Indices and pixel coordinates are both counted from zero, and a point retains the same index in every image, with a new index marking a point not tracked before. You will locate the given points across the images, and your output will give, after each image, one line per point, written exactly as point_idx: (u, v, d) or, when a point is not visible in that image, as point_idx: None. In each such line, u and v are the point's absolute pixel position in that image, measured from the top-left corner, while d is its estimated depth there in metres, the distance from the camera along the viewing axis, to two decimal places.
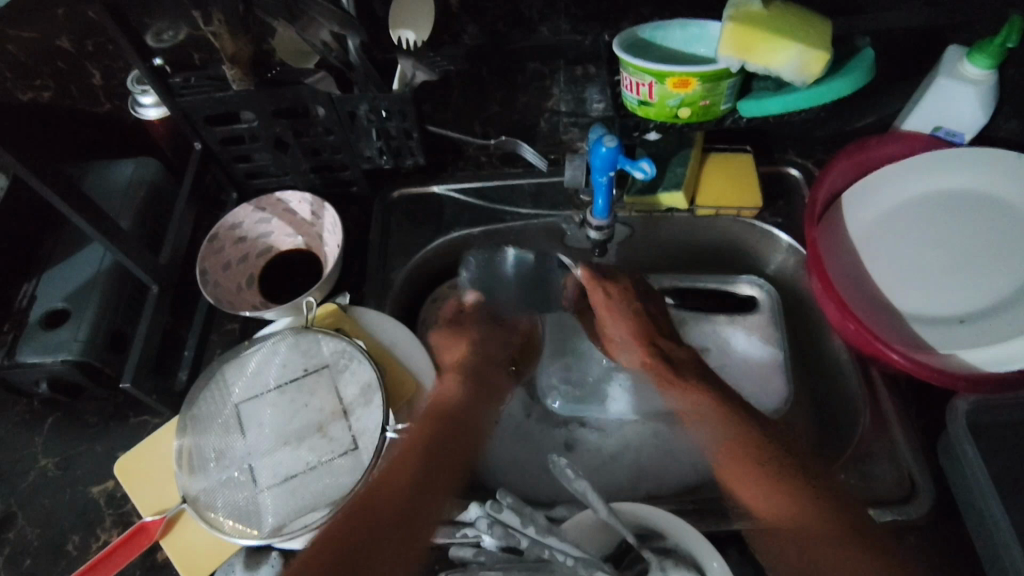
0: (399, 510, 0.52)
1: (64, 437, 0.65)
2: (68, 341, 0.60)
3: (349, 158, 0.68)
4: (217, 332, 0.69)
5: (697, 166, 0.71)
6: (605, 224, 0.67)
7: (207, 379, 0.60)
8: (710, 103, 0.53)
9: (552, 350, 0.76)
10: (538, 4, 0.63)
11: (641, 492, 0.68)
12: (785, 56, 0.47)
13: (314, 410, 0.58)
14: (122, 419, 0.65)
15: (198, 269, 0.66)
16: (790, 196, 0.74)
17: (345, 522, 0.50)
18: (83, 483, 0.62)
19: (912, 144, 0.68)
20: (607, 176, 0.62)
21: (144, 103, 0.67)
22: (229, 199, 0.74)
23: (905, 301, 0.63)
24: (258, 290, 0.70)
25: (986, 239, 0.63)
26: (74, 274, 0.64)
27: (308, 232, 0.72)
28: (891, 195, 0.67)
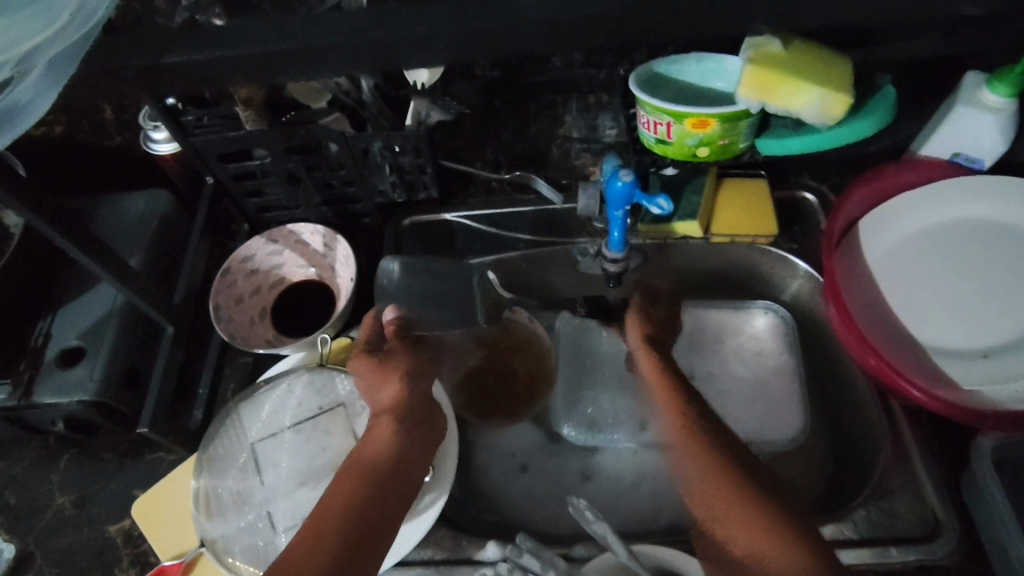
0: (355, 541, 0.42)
1: (80, 475, 0.65)
2: (83, 381, 0.60)
3: (362, 192, 0.68)
4: (230, 365, 0.69)
5: (711, 193, 0.69)
6: (620, 256, 0.67)
7: (222, 420, 0.60)
8: (729, 143, 0.56)
9: (564, 372, 0.75)
10: None
11: (661, 525, 0.67)
12: (807, 99, 0.48)
13: (330, 451, 0.58)
14: (137, 457, 0.65)
15: (211, 305, 0.66)
16: (805, 222, 0.73)
17: (275, 574, 0.38)
18: (100, 522, 0.62)
19: (931, 171, 0.67)
20: (623, 210, 0.62)
21: (156, 138, 0.66)
22: (241, 230, 0.73)
23: (925, 334, 0.63)
24: (271, 323, 0.70)
25: (1005, 270, 0.63)
26: (88, 312, 0.64)
27: (320, 264, 0.72)
28: (907, 224, 0.67)
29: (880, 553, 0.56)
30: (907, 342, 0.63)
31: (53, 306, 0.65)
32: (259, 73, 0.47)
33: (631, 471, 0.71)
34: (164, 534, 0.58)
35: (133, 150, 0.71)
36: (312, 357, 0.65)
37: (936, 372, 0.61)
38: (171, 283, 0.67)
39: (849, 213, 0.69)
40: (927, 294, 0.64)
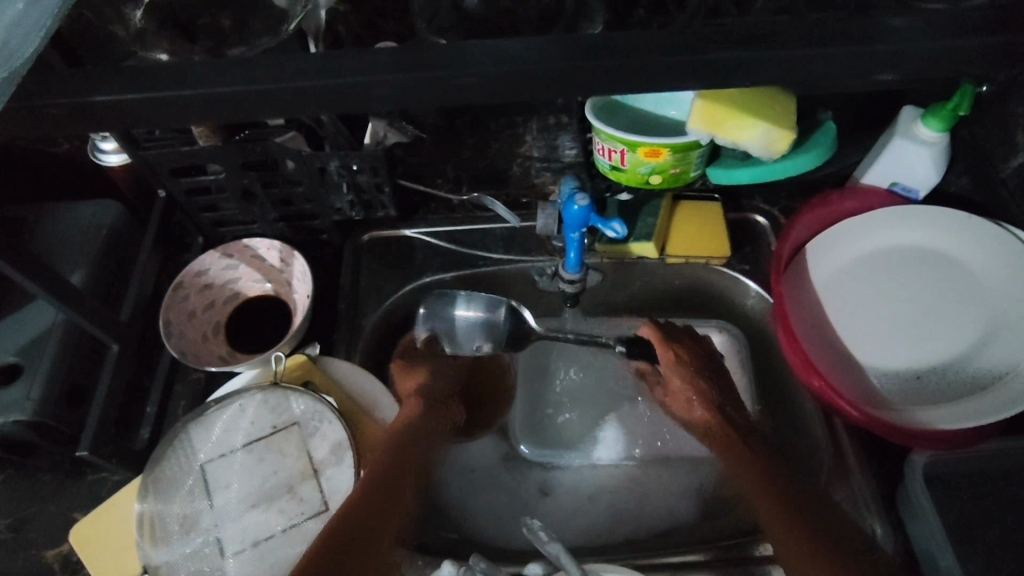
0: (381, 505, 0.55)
1: (16, 497, 0.62)
2: (20, 401, 0.57)
3: (320, 209, 0.67)
4: (181, 382, 0.67)
5: (666, 215, 0.71)
6: (577, 277, 0.68)
7: (170, 441, 0.58)
8: (681, 172, 0.57)
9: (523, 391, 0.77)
10: None
11: (618, 539, 0.68)
12: (753, 134, 0.50)
13: (282, 471, 0.57)
14: (78, 478, 0.63)
15: (160, 320, 0.64)
16: (755, 243, 0.76)
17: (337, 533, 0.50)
18: (37, 547, 0.60)
19: (871, 198, 0.70)
20: (579, 232, 0.63)
21: (105, 149, 0.65)
22: (195, 243, 0.72)
23: (866, 354, 0.66)
24: (225, 338, 0.68)
25: (938, 295, 0.66)
26: (23, 328, 0.61)
27: (276, 278, 0.71)
28: (851, 249, 0.70)
29: None
30: (850, 362, 0.66)
31: None
32: (211, 117, 0.42)
33: (589, 484, 0.72)
34: (104, 560, 0.56)
35: (82, 160, 0.69)
36: (265, 375, 0.63)
37: (874, 391, 0.64)
38: (119, 300, 0.65)
39: (797, 236, 0.71)
40: (870, 315, 0.67)
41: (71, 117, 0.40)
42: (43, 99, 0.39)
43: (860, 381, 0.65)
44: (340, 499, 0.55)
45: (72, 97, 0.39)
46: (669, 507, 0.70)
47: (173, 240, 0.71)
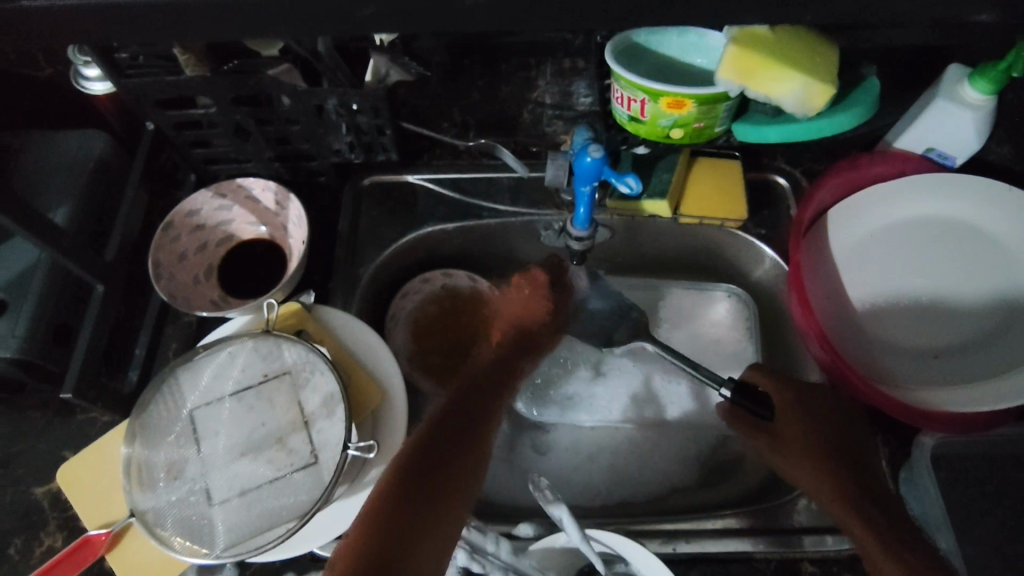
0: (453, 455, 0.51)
1: (5, 433, 0.61)
2: (4, 337, 0.55)
3: (317, 149, 0.64)
4: (172, 324, 0.65)
5: (683, 172, 0.67)
6: (584, 235, 0.64)
7: (159, 384, 0.57)
8: (705, 126, 0.53)
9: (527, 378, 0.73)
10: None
11: (618, 501, 0.67)
12: (789, 87, 0.46)
13: (273, 422, 0.56)
14: (67, 417, 0.62)
15: (150, 261, 0.62)
16: (775, 205, 0.71)
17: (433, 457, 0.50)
18: (26, 483, 0.59)
19: (903, 163, 0.66)
20: (591, 186, 0.59)
21: (88, 75, 0.61)
22: (187, 180, 0.69)
23: (882, 332, 0.63)
24: (217, 282, 0.66)
25: (964, 270, 0.63)
26: (5, 264, 0.58)
27: (271, 222, 0.68)
28: (876, 217, 0.66)
29: (817, 541, 0.57)
30: (861, 338, 0.64)
31: None
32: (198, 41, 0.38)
33: (590, 443, 0.71)
34: (90, 501, 0.55)
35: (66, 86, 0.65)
36: (256, 322, 0.61)
37: (893, 370, 0.62)
38: (107, 237, 0.62)
39: (820, 200, 0.67)
40: (889, 291, 0.64)
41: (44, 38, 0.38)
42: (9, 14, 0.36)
43: (870, 358, 0.63)
44: (329, 453, 0.53)
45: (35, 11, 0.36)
46: (665, 471, 0.69)
47: (164, 176, 0.68)
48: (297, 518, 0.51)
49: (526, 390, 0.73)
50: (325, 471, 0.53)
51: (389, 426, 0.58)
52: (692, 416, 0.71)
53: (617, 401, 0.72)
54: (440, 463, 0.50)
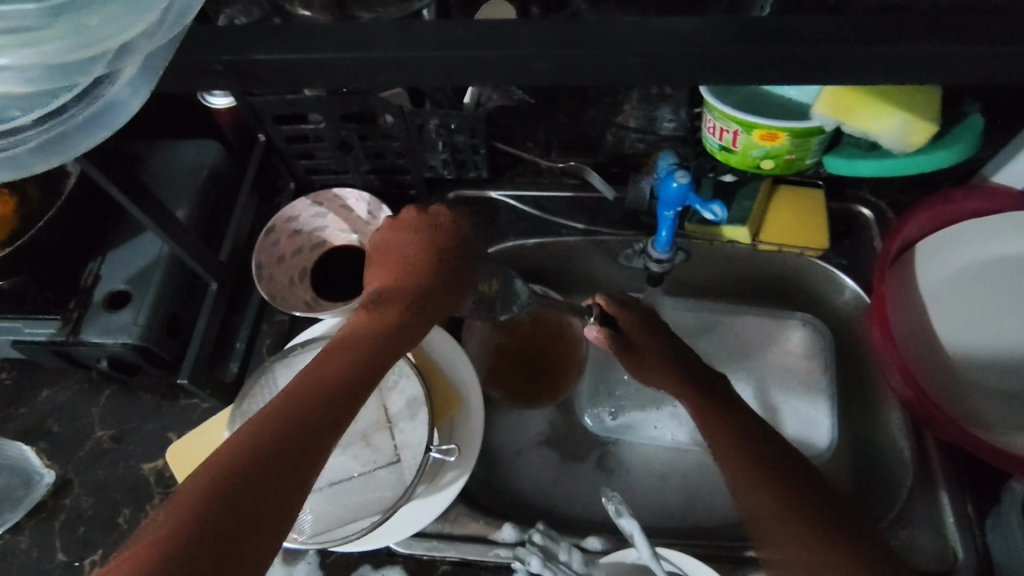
0: (309, 410, 0.40)
1: (119, 411, 0.68)
2: (128, 325, 0.61)
3: (411, 164, 0.67)
4: (267, 321, 0.70)
5: (764, 200, 0.67)
6: (666, 257, 0.65)
7: (259, 377, 0.61)
8: (795, 159, 0.54)
9: (591, 397, 0.75)
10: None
11: (687, 523, 0.67)
12: (888, 124, 0.47)
13: (359, 419, 0.60)
14: (173, 401, 0.67)
15: (254, 262, 0.67)
16: (858, 236, 0.70)
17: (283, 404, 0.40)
18: (136, 459, 0.65)
19: (1002, 201, 0.64)
20: (675, 211, 0.60)
21: (213, 92, 0.66)
22: (287, 188, 0.74)
23: (956, 374, 0.62)
24: (310, 285, 0.71)
25: None
26: (131, 259, 0.64)
27: (362, 231, 0.72)
28: (971, 253, 0.64)
29: None
30: (927, 379, 0.63)
31: (100, 248, 0.66)
32: None
33: (658, 461, 0.72)
34: None
35: (188, 98, 0.71)
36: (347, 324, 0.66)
37: (982, 411, 0.61)
38: (219, 238, 0.68)
39: (908, 235, 0.66)
40: (965, 333, 0.63)
41: (230, 74, 0.38)
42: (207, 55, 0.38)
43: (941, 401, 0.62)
44: (410, 452, 0.57)
45: (233, 54, 0.37)
46: (734, 496, 0.69)
47: (269, 184, 0.73)
48: (381, 511, 0.55)
49: (591, 407, 0.74)
50: (407, 470, 0.56)
51: (466, 432, 0.61)
52: None
53: (686, 421, 0.73)
54: (309, 402, 0.40)
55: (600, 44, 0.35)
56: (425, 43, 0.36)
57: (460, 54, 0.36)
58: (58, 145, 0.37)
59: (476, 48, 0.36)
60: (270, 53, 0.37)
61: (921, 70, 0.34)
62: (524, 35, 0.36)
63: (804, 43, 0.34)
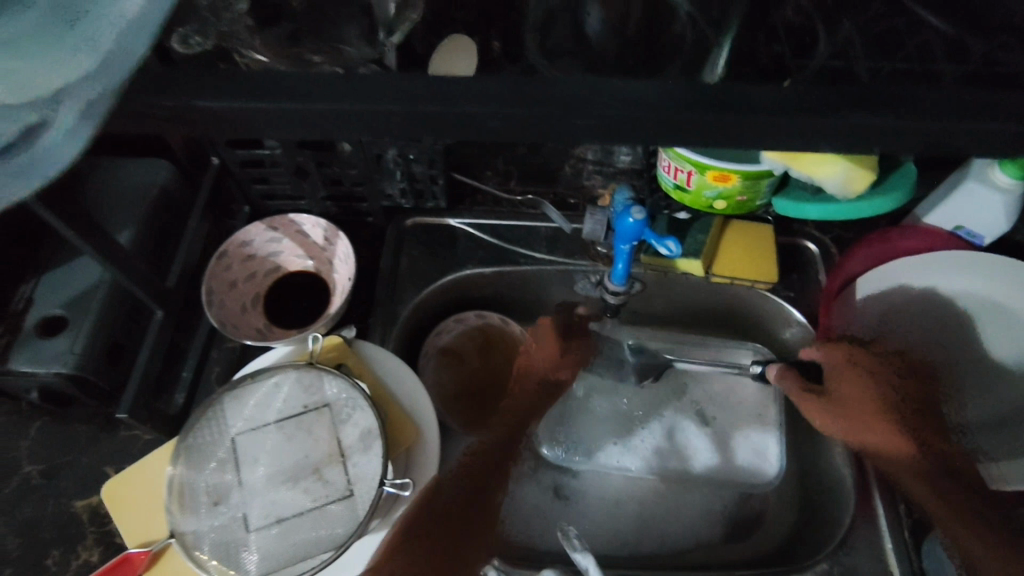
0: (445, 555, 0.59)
1: (51, 445, 0.64)
2: (63, 353, 0.58)
3: (370, 193, 0.67)
4: (217, 348, 0.68)
5: (716, 234, 0.70)
6: (621, 290, 0.66)
7: (207, 408, 0.59)
8: (747, 200, 0.57)
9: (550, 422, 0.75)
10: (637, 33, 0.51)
11: (644, 551, 0.68)
12: (833, 170, 0.49)
13: (311, 451, 0.58)
14: (111, 433, 0.64)
15: (203, 288, 0.64)
16: (804, 269, 0.73)
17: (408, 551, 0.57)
18: (67, 496, 0.62)
19: (932, 239, 0.68)
20: (630, 245, 0.61)
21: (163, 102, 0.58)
22: (240, 212, 0.72)
23: (955, 378, 0.65)
24: (263, 312, 0.69)
25: (988, 344, 0.64)
26: (68, 283, 0.61)
27: (318, 257, 0.71)
28: (908, 286, 0.66)
29: None
30: None
31: (35, 272, 0.62)
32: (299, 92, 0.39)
33: (616, 489, 0.72)
34: (131, 519, 0.57)
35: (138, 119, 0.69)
36: (300, 353, 0.64)
37: None
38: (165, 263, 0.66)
39: (849, 270, 0.70)
40: (951, 341, 0.66)
41: (179, 116, 0.37)
42: (145, 96, 0.35)
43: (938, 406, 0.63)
44: (363, 486, 0.55)
45: (182, 97, 0.35)
46: (690, 525, 0.70)
47: (220, 207, 0.71)
48: (330, 551, 0.53)
49: (545, 432, 0.74)
50: (359, 505, 0.55)
51: (421, 464, 0.60)
52: (714, 470, 0.73)
53: (640, 450, 0.73)
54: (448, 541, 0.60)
55: (559, 93, 0.36)
56: (385, 84, 0.36)
57: (421, 98, 0.36)
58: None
59: (437, 93, 0.36)
60: (222, 95, 0.36)
61: (858, 132, 0.36)
62: (491, 85, 0.37)
63: (752, 103, 0.35)
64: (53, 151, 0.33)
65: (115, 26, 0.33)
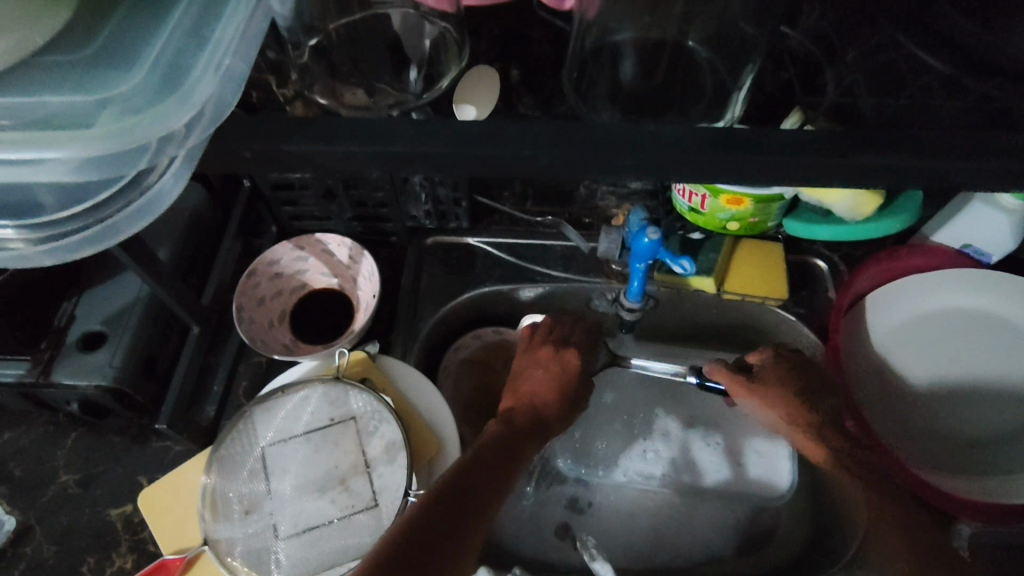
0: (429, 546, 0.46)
1: (86, 456, 0.66)
2: (103, 366, 0.61)
3: (394, 214, 0.70)
4: (245, 362, 0.71)
5: (728, 252, 0.72)
6: (637, 306, 0.68)
7: (238, 420, 0.62)
8: (759, 221, 0.59)
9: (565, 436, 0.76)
10: (652, 66, 0.53)
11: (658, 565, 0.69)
12: (839, 198, 0.52)
13: (338, 462, 0.60)
14: (144, 444, 0.67)
15: (234, 305, 0.67)
16: (814, 287, 0.75)
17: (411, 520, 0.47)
18: (101, 504, 0.64)
19: (939, 257, 0.69)
20: (645, 263, 0.64)
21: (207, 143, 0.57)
22: (268, 232, 0.75)
23: (968, 396, 0.66)
24: (290, 328, 0.71)
25: (995, 359, 0.66)
26: (107, 300, 0.64)
27: (343, 275, 0.73)
28: (912, 304, 0.69)
29: None
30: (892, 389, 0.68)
31: (74, 289, 0.65)
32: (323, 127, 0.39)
33: (632, 502, 0.73)
34: (165, 527, 0.59)
35: None
36: (325, 368, 0.66)
37: (931, 458, 0.65)
38: (199, 281, 0.68)
39: (858, 287, 0.71)
40: (962, 357, 0.67)
41: None
42: None
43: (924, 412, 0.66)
44: (388, 497, 0.58)
45: None
46: (705, 537, 0.71)
47: (249, 227, 0.74)
48: (358, 560, 0.55)
49: (562, 445, 0.76)
50: (385, 515, 0.57)
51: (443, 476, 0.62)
52: (726, 483, 0.74)
53: (655, 463, 0.75)
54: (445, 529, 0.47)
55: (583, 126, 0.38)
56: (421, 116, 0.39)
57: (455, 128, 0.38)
58: (99, 233, 0.35)
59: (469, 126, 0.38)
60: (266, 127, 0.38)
61: None
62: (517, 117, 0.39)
63: None
64: (166, 187, 0.35)
65: (214, 67, 0.32)
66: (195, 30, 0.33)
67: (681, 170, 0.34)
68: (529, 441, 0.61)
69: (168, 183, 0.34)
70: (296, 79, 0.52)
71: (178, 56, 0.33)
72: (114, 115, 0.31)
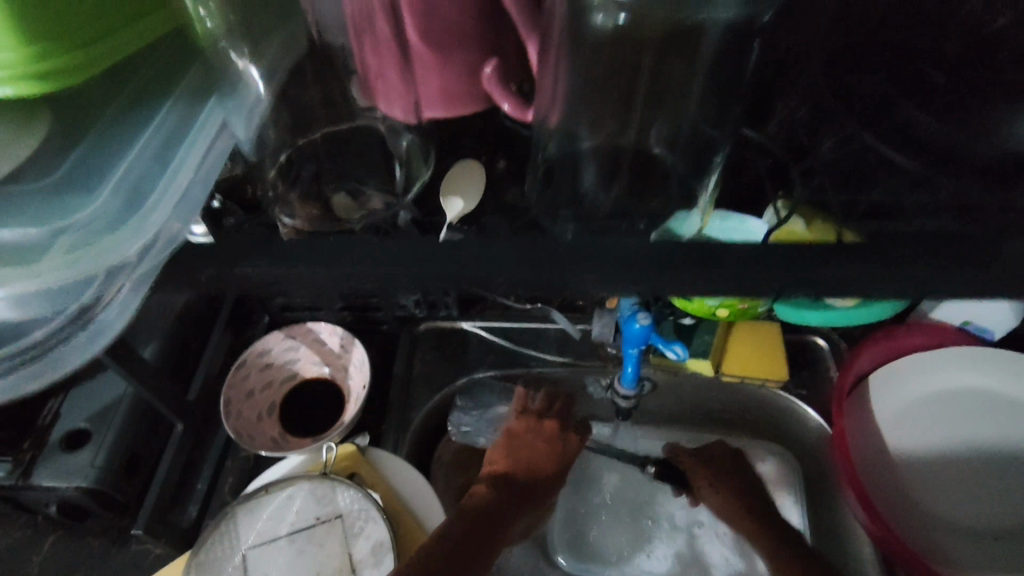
0: None
1: (63, 561, 0.64)
2: (84, 466, 0.59)
3: (385, 303, 0.70)
4: (233, 457, 0.70)
5: (723, 334, 0.71)
6: (632, 393, 0.68)
7: (219, 521, 0.59)
8: (749, 307, 0.58)
9: (562, 528, 0.73)
10: None
11: None
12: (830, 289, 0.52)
13: (323, 567, 0.58)
14: (123, 547, 0.64)
15: (221, 399, 0.66)
16: (814, 368, 0.73)
17: None
18: None
19: (939, 334, 0.68)
20: (638, 349, 0.63)
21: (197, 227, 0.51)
22: (260, 322, 0.76)
23: (977, 484, 0.64)
24: (278, 420, 0.70)
25: (1009, 445, 0.63)
26: (92, 396, 0.63)
27: (334, 363, 0.72)
28: (919, 383, 0.66)
29: None
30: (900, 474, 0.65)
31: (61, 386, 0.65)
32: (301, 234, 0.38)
33: None
34: None
35: None
36: (313, 462, 0.64)
37: (945, 550, 0.62)
38: (188, 375, 0.68)
39: (858, 368, 0.70)
40: (973, 441, 0.64)
41: None
42: None
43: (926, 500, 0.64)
44: None
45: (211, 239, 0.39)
46: None
47: (241, 318, 0.75)
48: None
49: (561, 540, 0.72)
50: None
51: None
52: None
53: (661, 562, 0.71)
54: None
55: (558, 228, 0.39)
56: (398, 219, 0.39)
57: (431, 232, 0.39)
58: (45, 364, 0.35)
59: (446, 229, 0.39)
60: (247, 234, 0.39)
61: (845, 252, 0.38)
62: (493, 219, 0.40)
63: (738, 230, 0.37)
64: (111, 317, 0.35)
65: (169, 198, 0.36)
66: (156, 162, 0.38)
67: (648, 277, 0.34)
68: (513, 506, 0.61)
69: (116, 314, 0.35)
70: (285, 180, 0.54)
71: (137, 186, 0.37)
72: (75, 242, 0.34)
